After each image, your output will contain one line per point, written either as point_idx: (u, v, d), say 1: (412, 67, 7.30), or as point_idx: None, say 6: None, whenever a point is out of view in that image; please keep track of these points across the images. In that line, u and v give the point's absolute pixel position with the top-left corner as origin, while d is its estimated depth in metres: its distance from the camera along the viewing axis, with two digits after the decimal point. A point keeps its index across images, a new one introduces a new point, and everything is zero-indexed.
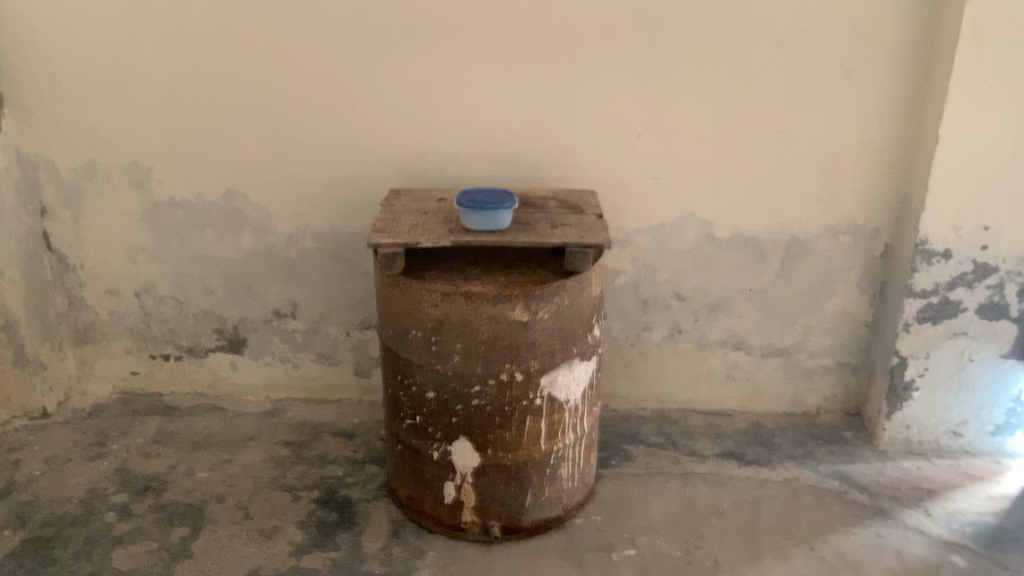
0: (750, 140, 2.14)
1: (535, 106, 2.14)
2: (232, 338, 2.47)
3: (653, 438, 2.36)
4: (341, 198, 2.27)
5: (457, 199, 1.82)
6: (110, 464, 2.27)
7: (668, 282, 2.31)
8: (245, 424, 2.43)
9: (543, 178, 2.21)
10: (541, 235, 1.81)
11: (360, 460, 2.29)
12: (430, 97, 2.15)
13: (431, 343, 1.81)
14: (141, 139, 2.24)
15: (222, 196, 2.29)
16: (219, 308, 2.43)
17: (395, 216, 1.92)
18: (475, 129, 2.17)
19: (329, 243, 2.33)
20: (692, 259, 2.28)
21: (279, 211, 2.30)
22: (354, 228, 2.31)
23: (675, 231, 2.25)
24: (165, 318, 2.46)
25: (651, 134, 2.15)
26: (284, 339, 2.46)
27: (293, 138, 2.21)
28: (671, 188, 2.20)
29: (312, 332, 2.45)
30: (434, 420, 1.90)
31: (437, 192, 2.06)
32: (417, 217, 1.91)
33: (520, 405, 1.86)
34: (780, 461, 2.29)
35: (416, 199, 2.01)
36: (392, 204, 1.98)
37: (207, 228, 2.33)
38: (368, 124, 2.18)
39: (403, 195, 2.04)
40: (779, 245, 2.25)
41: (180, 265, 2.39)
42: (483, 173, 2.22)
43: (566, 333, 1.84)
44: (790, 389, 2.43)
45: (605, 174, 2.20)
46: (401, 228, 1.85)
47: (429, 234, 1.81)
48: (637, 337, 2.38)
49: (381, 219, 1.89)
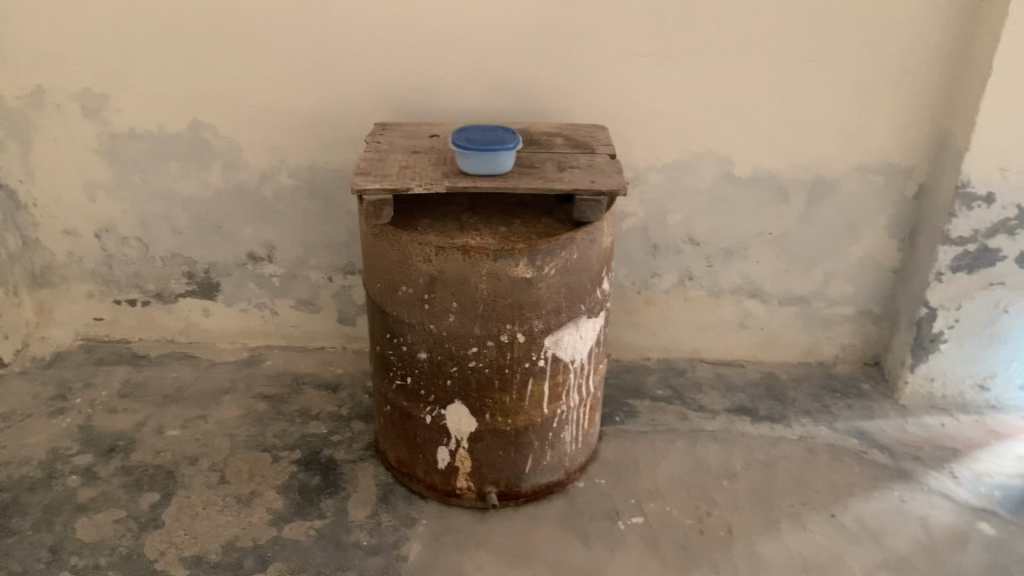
0: (778, 70, 1.92)
1: (538, 28, 1.90)
2: (204, 283, 2.27)
3: (659, 391, 2.20)
4: (320, 130, 2.04)
5: (452, 138, 1.61)
6: (73, 421, 2.09)
7: (679, 224, 2.11)
8: (219, 376, 2.25)
9: (546, 110, 1.98)
10: (547, 180, 1.61)
11: (344, 417, 2.12)
12: (418, 17, 1.90)
13: (423, 301, 1.63)
14: (92, 61, 1.98)
15: (187, 127, 2.05)
16: (188, 249, 2.22)
17: (381, 155, 1.70)
18: (470, 54, 1.93)
19: (307, 180, 2.11)
20: (708, 200, 2.08)
21: (250, 144, 2.07)
22: (335, 164, 2.08)
23: (690, 169, 2.04)
24: (129, 261, 2.25)
25: (667, 60, 1.92)
26: (261, 283, 2.26)
27: (264, 61, 1.96)
28: (687, 122, 1.98)
29: (290, 277, 2.25)
30: (426, 382, 1.72)
31: (429, 126, 1.84)
32: (406, 157, 1.69)
33: (521, 368, 1.68)
34: (795, 417, 2.14)
35: (404, 134, 1.80)
36: (378, 141, 1.76)
37: (171, 161, 2.10)
38: (348, 47, 1.94)
39: (390, 129, 1.82)
40: (803, 184, 2.05)
41: (143, 203, 2.16)
42: (479, 104, 1.99)
43: (573, 289, 1.66)
44: (806, 339, 2.27)
45: (615, 106, 1.97)
46: (387, 170, 1.64)
47: (420, 178, 1.61)
48: (644, 283, 2.20)
49: (366, 160, 1.68)
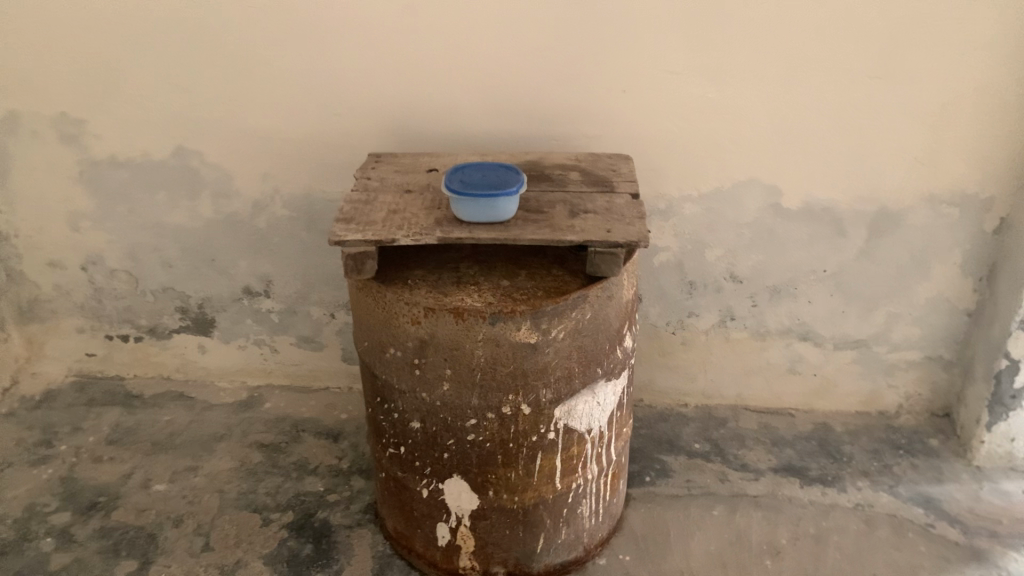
0: (834, 87, 1.65)
1: (555, 43, 1.65)
2: (198, 318, 2.09)
3: (696, 446, 1.96)
4: (315, 158, 1.84)
5: (446, 181, 1.38)
6: (55, 472, 1.93)
7: (720, 260, 1.86)
8: (215, 421, 2.08)
9: (564, 134, 1.74)
10: (556, 229, 1.37)
11: (344, 472, 1.92)
12: (418, 31, 1.67)
13: (414, 366, 1.42)
14: (67, 83, 1.81)
15: (171, 154, 1.87)
16: (180, 283, 2.04)
17: (370, 195, 1.49)
18: (476, 72, 1.70)
19: (304, 212, 1.91)
20: (752, 233, 1.82)
21: (240, 173, 1.87)
22: (332, 193, 1.88)
23: (732, 200, 1.78)
24: (119, 295, 2.08)
25: (703, 76, 1.65)
26: (259, 319, 2.08)
27: (250, 81, 1.76)
28: (727, 147, 1.72)
29: (289, 313, 2.06)
30: (421, 453, 1.51)
31: (429, 158, 1.62)
32: (398, 198, 1.48)
33: (527, 442, 1.46)
34: (851, 479, 1.88)
35: (400, 168, 1.58)
36: (368, 177, 1.55)
37: (156, 190, 1.92)
38: (340, 65, 1.72)
39: (385, 162, 1.61)
40: (863, 216, 1.78)
41: (130, 235, 1.99)
42: (490, 129, 1.76)
43: (588, 353, 1.42)
44: (865, 386, 2.01)
45: (643, 129, 1.72)
46: (373, 216, 1.42)
47: (409, 227, 1.39)
48: (680, 323, 1.96)
49: (352, 201, 1.47)
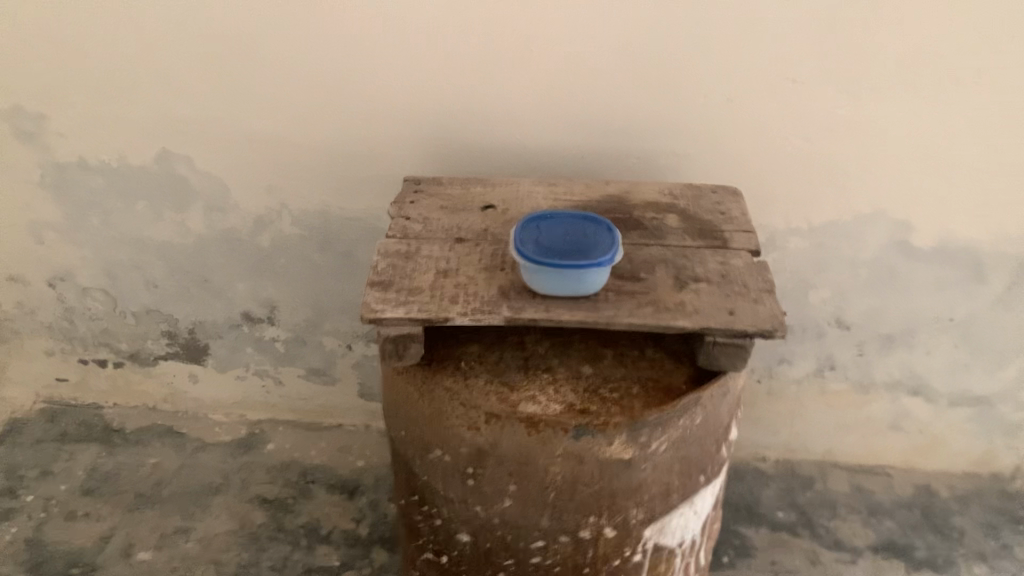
0: (1001, 108, 1.28)
1: (647, 41, 1.29)
2: (189, 345, 1.76)
3: (780, 514, 1.66)
4: (332, 169, 1.48)
5: (518, 242, 1.04)
6: (19, 533, 1.62)
7: (826, 303, 1.53)
8: (209, 467, 1.76)
9: (646, 150, 1.39)
10: (661, 309, 1.04)
11: (363, 540, 1.62)
12: (469, 19, 1.30)
13: (466, 475, 1.09)
14: (21, 70, 1.43)
15: (155, 158, 1.51)
16: (167, 306, 1.71)
17: (411, 248, 1.15)
18: (542, 72, 1.34)
19: (316, 230, 1.56)
20: (870, 274, 1.48)
21: (240, 183, 1.52)
22: (353, 210, 1.52)
23: (849, 236, 1.44)
24: (93, 316, 1.74)
25: (832, 88, 1.30)
26: (261, 349, 1.75)
27: (252, 76, 1.39)
28: (853, 174, 1.37)
29: (297, 343, 1.73)
30: (468, 567, 1.20)
31: (482, 187, 1.27)
32: (446, 253, 1.14)
33: (607, 566, 1.15)
34: (966, 563, 1.58)
35: (446, 204, 1.23)
36: (406, 218, 1.20)
37: (137, 200, 1.56)
38: (367, 58, 1.36)
39: (426, 193, 1.26)
40: (1010, 260, 1.44)
41: (105, 250, 1.64)
42: (557, 142, 1.41)
43: (691, 462, 1.10)
44: (979, 446, 1.70)
45: (747, 148, 1.37)
46: (417, 281, 1.09)
47: (467, 301, 1.05)
48: (768, 372, 1.64)
49: (388, 257, 1.13)
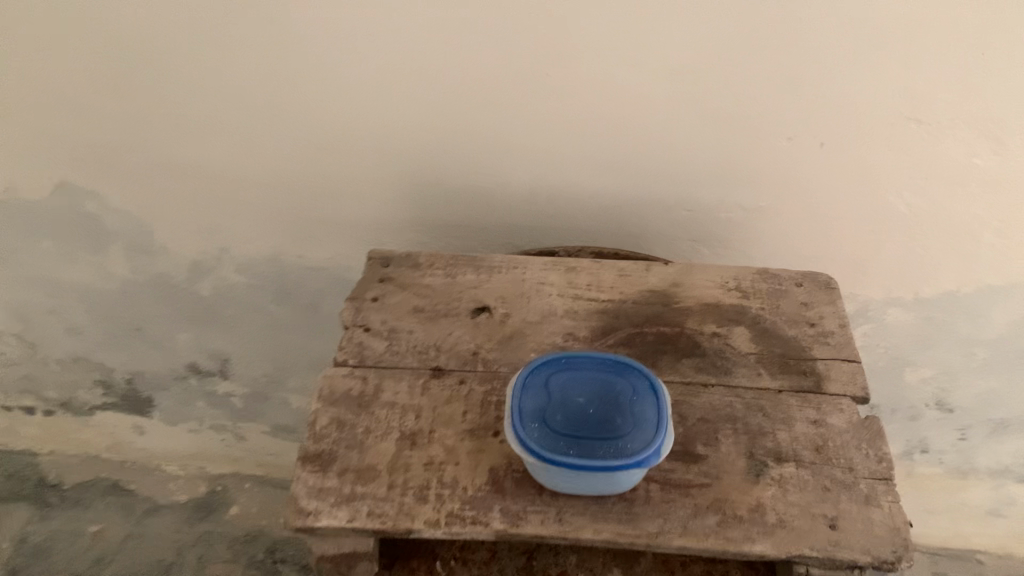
0: None
1: (717, 72, 0.89)
2: (128, 396, 1.45)
3: None
4: (284, 212, 1.12)
5: (521, 424, 0.69)
6: None
7: (925, 383, 1.18)
8: (159, 537, 1.48)
9: (700, 203, 1.02)
10: (727, 516, 0.70)
11: None
12: (461, 40, 0.90)
13: None
14: None
15: (54, 193, 1.15)
16: (96, 354, 1.39)
17: (368, 387, 0.80)
18: (564, 107, 0.95)
19: (269, 280, 1.22)
20: (990, 355, 1.12)
21: (168, 226, 1.17)
22: (315, 259, 1.18)
23: (969, 311, 1.08)
24: (11, 362, 1.43)
25: (978, 138, 0.91)
26: (214, 402, 1.44)
27: (163, 104, 1.01)
28: (988, 239, 1.00)
29: (258, 398, 1.41)
30: None
31: (472, 271, 0.91)
32: (417, 397, 0.79)
33: None
34: None
35: (421, 302, 0.87)
36: (365, 329, 0.85)
37: (40, 239, 1.22)
38: (319, 86, 0.97)
39: (395, 282, 0.90)
40: None
41: (12, 292, 1.31)
42: (581, 189, 1.03)
43: None
44: None
45: (841, 204, 1.00)
46: (371, 456, 0.75)
47: (440, 495, 0.72)
48: None
49: (334, 406, 0.79)
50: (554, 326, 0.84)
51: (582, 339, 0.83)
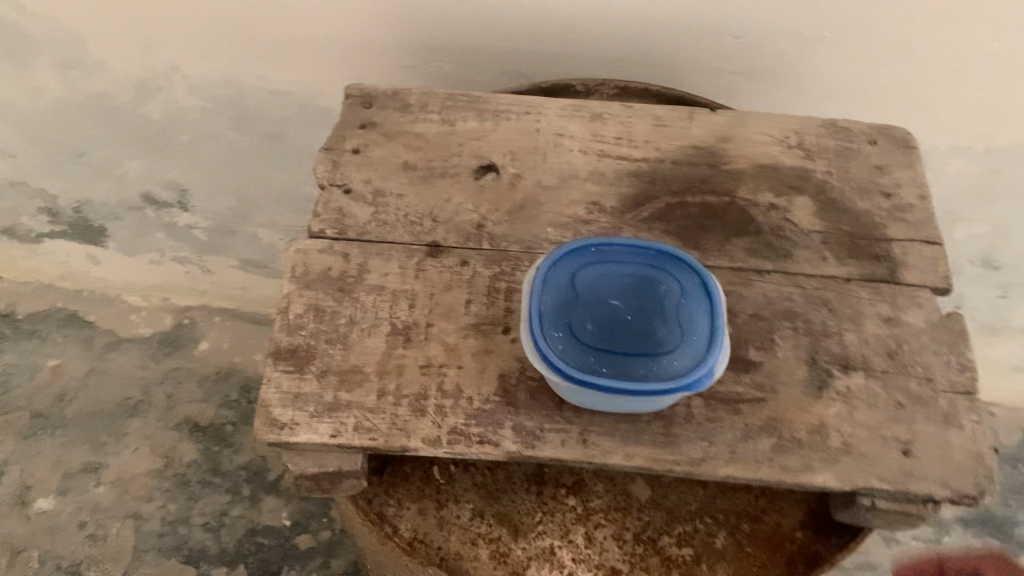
0: None
1: None
2: (77, 224, 1.30)
3: None
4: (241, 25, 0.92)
5: (538, 335, 0.55)
6: None
7: (974, 240, 1.06)
8: (124, 374, 1.39)
9: (754, 26, 0.83)
10: (783, 439, 0.59)
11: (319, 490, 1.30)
12: None
13: None
14: None
15: None
16: (36, 180, 1.22)
17: (350, 266, 0.66)
18: None
19: (228, 103, 1.03)
20: None
21: (101, 37, 0.96)
22: (281, 82, 0.99)
23: None
24: None
25: None
26: (175, 234, 1.29)
27: None
28: None
29: (223, 231, 1.27)
30: None
31: (475, 118, 0.74)
32: (410, 281, 0.65)
33: None
34: None
35: (413, 157, 0.71)
36: (345, 191, 0.70)
37: None
38: None
39: (380, 129, 0.73)
40: None
41: None
42: (606, 12, 0.84)
43: None
44: None
45: (927, 33, 0.81)
46: (356, 354, 0.62)
47: (441, 406, 0.60)
48: None
49: (309, 289, 0.65)
50: (574, 193, 0.70)
51: (609, 212, 0.69)
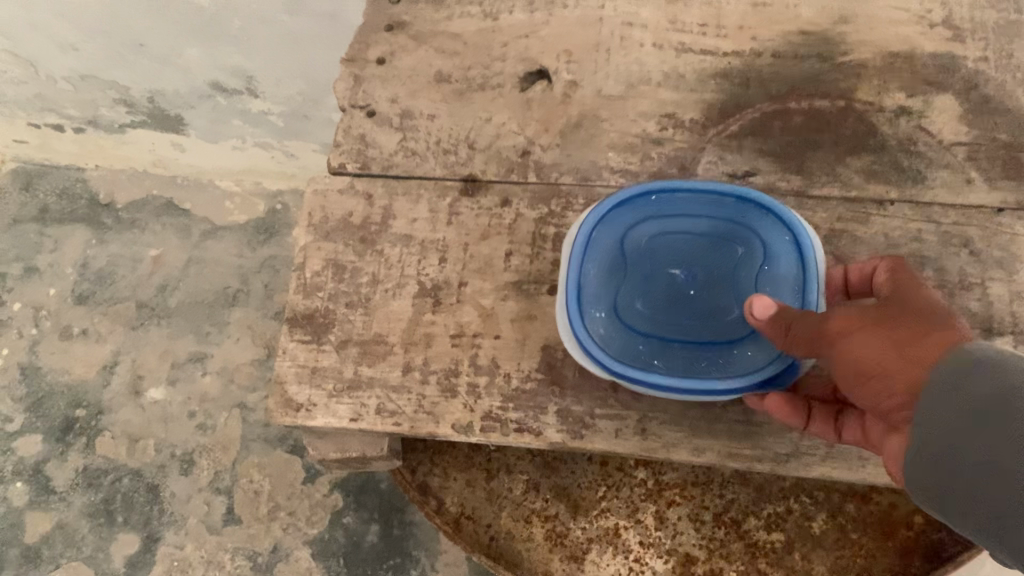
0: None
1: None
2: (154, 112, 1.18)
3: None
4: None
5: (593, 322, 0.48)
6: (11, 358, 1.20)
7: None
8: (222, 262, 1.25)
9: None
10: None
11: None
12: None
13: None
14: None
15: None
16: (101, 69, 1.11)
17: (373, 210, 0.56)
18: None
19: None
20: None
21: None
22: None
23: None
24: (15, 80, 1.16)
25: None
26: (252, 121, 1.17)
27: None
28: None
29: (298, 116, 1.15)
30: None
31: (524, 8, 0.61)
32: (441, 228, 0.55)
33: None
34: None
35: (447, 66, 0.59)
36: (368, 114, 0.59)
37: None
38: None
39: (409, 31, 0.61)
40: None
41: None
42: None
43: None
44: None
45: None
46: (379, 321, 0.53)
47: (478, 385, 0.51)
48: None
49: (327, 240, 0.56)
50: (643, 105, 0.56)
51: (686, 127, 0.55)
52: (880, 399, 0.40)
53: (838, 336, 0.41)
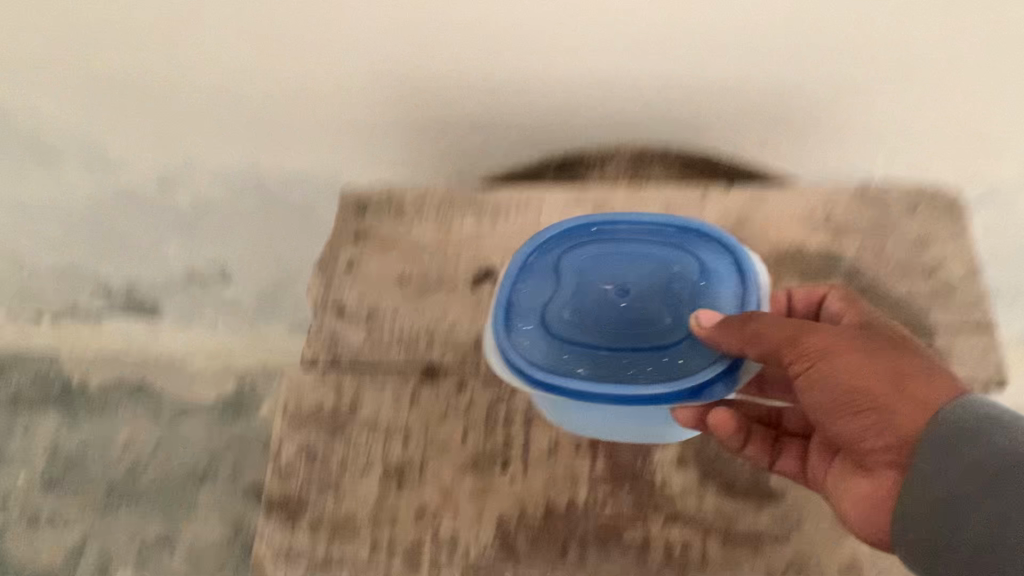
0: None
1: None
2: (133, 300, 1.24)
3: None
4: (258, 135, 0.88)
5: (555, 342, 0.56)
6: None
7: None
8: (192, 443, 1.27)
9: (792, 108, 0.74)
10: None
11: None
12: None
13: None
14: None
15: None
16: (83, 259, 1.16)
17: (341, 400, 0.63)
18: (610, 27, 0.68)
19: (252, 190, 0.97)
20: None
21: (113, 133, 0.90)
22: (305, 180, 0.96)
23: None
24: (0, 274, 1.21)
25: None
26: (226, 307, 1.21)
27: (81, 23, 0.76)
28: None
29: (272, 294, 1.18)
30: None
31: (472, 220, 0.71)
32: (403, 414, 0.62)
33: None
34: None
35: (408, 271, 0.68)
36: (338, 313, 0.67)
37: None
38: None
39: (373, 242, 0.71)
40: None
41: None
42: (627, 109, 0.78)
43: None
44: None
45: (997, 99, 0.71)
46: (348, 502, 0.58)
47: (439, 557, 0.56)
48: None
49: (300, 429, 0.62)
50: None
51: None
52: (865, 422, 0.49)
53: (833, 357, 0.50)
